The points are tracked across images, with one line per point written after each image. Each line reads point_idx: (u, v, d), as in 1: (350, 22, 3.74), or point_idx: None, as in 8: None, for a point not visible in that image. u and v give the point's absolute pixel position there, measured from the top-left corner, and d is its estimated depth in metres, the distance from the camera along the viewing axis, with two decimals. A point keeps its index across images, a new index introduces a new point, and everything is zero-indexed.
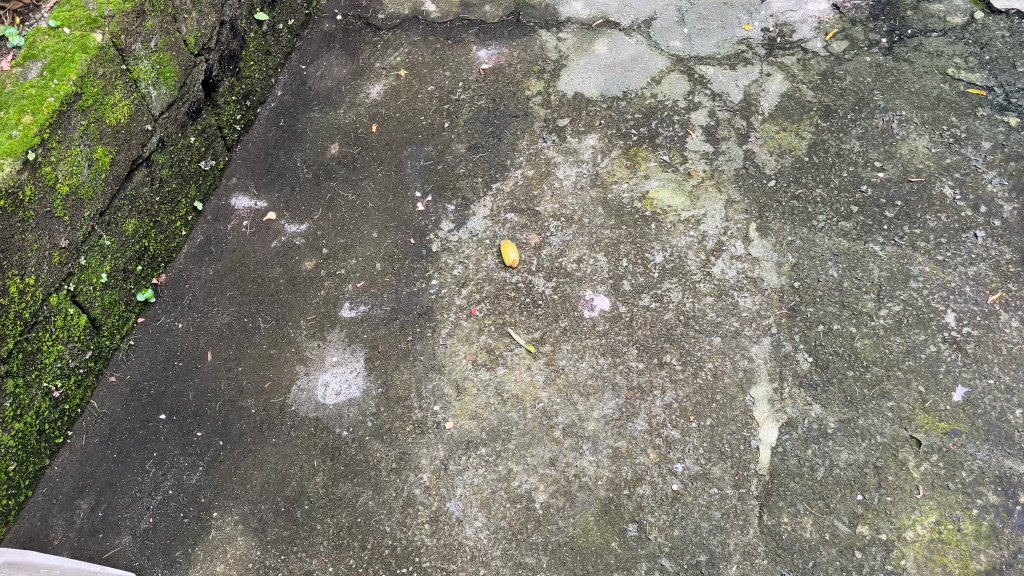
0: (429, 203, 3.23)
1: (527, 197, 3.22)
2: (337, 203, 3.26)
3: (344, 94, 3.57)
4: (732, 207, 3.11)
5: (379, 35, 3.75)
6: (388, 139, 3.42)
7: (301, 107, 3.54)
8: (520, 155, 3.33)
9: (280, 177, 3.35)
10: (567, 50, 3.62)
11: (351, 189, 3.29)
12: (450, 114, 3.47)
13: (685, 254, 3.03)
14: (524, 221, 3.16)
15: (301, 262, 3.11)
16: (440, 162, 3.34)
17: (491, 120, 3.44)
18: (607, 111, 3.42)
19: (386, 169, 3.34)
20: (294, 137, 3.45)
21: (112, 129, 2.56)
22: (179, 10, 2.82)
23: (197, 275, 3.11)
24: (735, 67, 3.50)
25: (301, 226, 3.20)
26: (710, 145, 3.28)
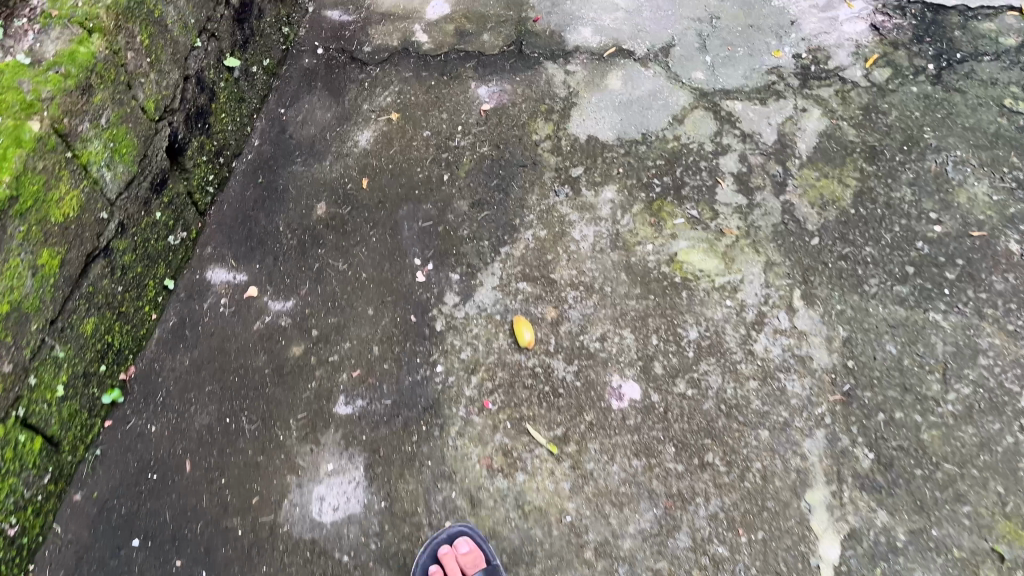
0: (431, 272, 2.87)
1: (542, 262, 2.86)
2: (325, 275, 2.89)
3: (329, 143, 3.18)
4: (772, 270, 2.77)
5: (366, 71, 3.34)
6: (382, 196, 3.04)
7: (282, 159, 3.16)
8: (530, 212, 2.97)
9: (261, 245, 2.97)
10: (577, 86, 3.23)
11: (342, 258, 2.92)
12: (451, 165, 3.09)
13: (723, 328, 2.68)
14: (539, 292, 2.80)
15: (288, 348, 2.76)
16: (442, 223, 2.97)
17: (495, 170, 3.06)
18: (625, 157, 3.04)
19: (380, 232, 2.97)
20: (275, 196, 3.07)
21: (60, 227, 2.19)
22: (134, 74, 2.40)
23: (172, 366, 2.75)
24: (766, 101, 3.12)
25: (286, 303, 2.84)
26: (744, 196, 2.92)
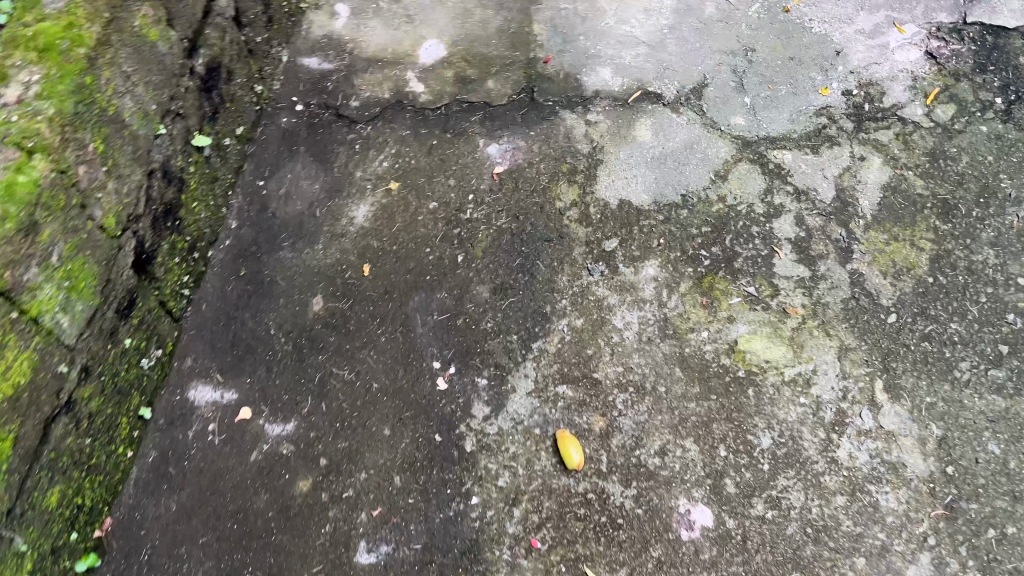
0: (454, 377, 2.47)
1: (582, 358, 2.47)
2: (330, 388, 2.48)
3: (320, 222, 2.74)
4: (848, 357, 2.41)
5: (355, 130, 2.90)
6: (387, 285, 2.62)
7: (266, 244, 2.71)
8: (562, 296, 2.57)
9: (251, 353, 2.54)
10: (602, 139, 2.82)
11: (347, 365, 2.51)
12: (465, 243, 2.67)
13: (800, 431, 2.33)
14: (582, 397, 2.41)
15: (294, 483, 2.36)
16: (461, 315, 2.56)
17: (517, 247, 2.65)
18: (665, 224, 2.65)
19: (390, 331, 2.55)
20: (261, 290, 2.63)
21: (9, 403, 1.79)
22: (88, 191, 2.02)
23: (156, 513, 2.32)
24: (818, 149, 2.74)
25: (287, 426, 2.43)
26: (805, 267, 2.55)
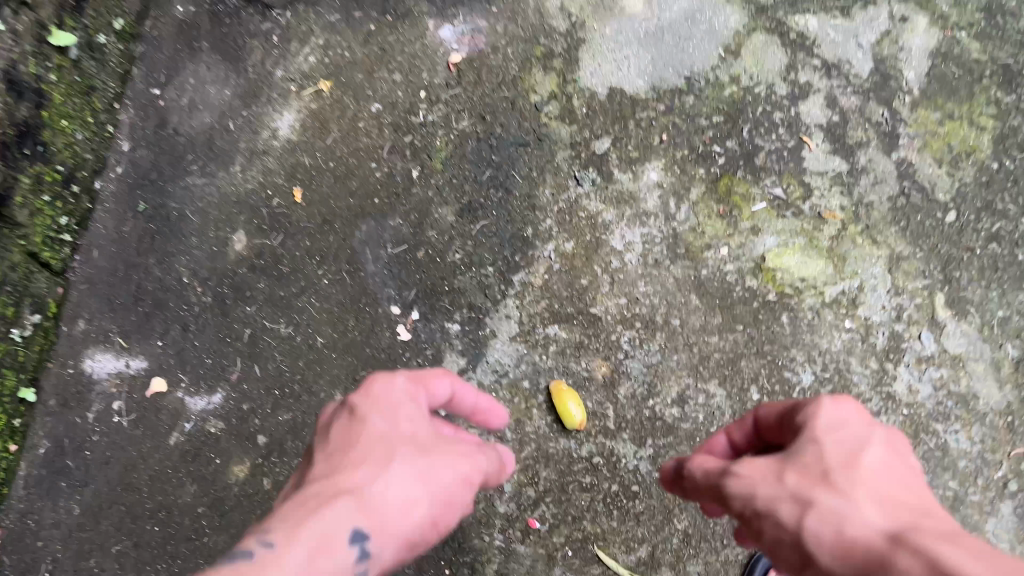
0: (418, 324, 1.99)
1: (575, 291, 1.99)
2: (263, 347, 1.98)
3: (236, 137, 2.17)
4: (900, 268, 1.97)
5: (270, 19, 2.27)
6: (325, 213, 2.09)
7: (169, 169, 2.14)
8: (546, 214, 2.06)
9: (160, 309, 2.02)
10: (581, 12, 2.24)
11: (283, 316, 2.01)
12: (420, 153, 2.14)
13: (848, 364, 1.90)
14: (578, 340, 1.95)
15: (228, 470, 1.89)
16: (421, 245, 2.05)
17: (485, 155, 2.12)
18: (667, 116, 2.13)
19: (334, 270, 2.04)
20: (167, 229, 2.09)
21: None
22: None
23: (57, 518, 1.86)
24: (849, 12, 2.20)
25: (214, 398, 1.94)
26: (842, 160, 2.07)
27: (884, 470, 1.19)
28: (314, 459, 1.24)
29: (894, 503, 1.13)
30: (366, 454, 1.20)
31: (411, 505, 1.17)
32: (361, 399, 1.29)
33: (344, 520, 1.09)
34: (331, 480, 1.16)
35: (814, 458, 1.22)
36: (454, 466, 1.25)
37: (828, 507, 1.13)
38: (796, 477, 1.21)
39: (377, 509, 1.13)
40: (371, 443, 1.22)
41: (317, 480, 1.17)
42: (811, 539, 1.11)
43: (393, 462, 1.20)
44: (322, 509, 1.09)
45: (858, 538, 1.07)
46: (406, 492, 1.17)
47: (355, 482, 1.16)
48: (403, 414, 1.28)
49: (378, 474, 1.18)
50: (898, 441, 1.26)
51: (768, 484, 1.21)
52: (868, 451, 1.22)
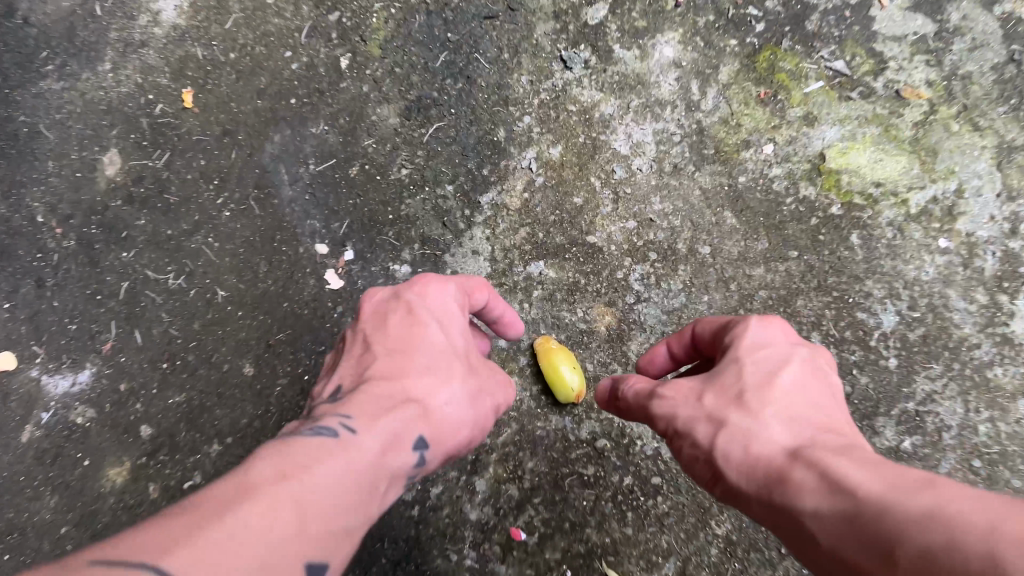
0: (354, 266, 1.46)
1: (565, 213, 1.46)
2: (145, 306, 1.46)
3: (103, 24, 1.60)
4: (1012, 164, 1.43)
5: None
6: (226, 121, 1.55)
7: (16, 70, 1.59)
8: (523, 110, 1.52)
9: (5, 259, 1.48)
10: None
11: (171, 262, 1.48)
12: (349, 36, 1.58)
13: (946, 298, 1.37)
14: (571, 280, 1.42)
15: (101, 474, 1.38)
16: (354, 158, 1.51)
17: (438, 34, 1.56)
18: None
19: (239, 199, 1.51)
20: (15, 150, 1.54)
21: None
22: None
23: None
24: None
25: (82, 377, 1.43)
26: (925, 19, 1.51)
27: (798, 385, 0.95)
28: (361, 343, 1.07)
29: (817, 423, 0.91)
30: (425, 352, 1.04)
31: (465, 424, 1.03)
32: (420, 292, 1.11)
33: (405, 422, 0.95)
34: (387, 375, 1.00)
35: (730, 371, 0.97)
36: (498, 393, 1.11)
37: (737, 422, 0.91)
38: (706, 388, 0.97)
39: (438, 419, 0.99)
40: (427, 343, 1.04)
41: (371, 372, 1.01)
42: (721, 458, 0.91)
43: (456, 368, 1.04)
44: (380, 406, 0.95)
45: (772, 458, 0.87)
46: (464, 407, 1.02)
47: (412, 387, 0.99)
48: (456, 323, 1.09)
49: (442, 381, 1.02)
50: (826, 354, 1.00)
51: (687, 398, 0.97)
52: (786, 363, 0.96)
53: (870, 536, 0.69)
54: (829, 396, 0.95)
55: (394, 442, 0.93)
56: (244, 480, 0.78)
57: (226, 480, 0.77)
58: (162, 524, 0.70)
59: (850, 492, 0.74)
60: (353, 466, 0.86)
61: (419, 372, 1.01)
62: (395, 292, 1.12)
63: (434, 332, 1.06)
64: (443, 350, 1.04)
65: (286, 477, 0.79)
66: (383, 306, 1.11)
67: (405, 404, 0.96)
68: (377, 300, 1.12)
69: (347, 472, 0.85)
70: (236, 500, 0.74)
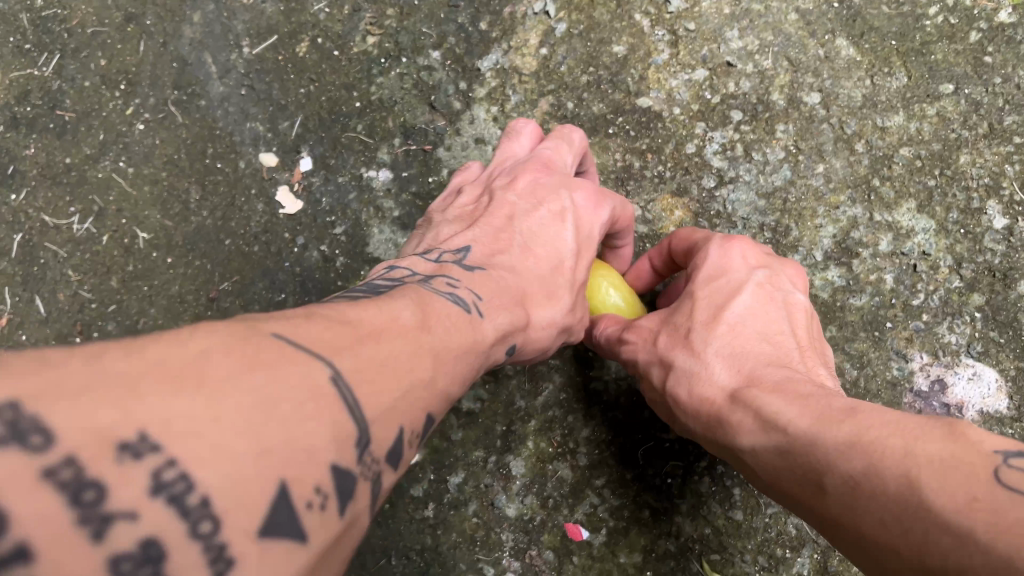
0: (318, 180, 1.05)
1: (603, 69, 1.01)
2: (45, 263, 1.07)
3: None
4: None
5: None
6: (126, 3, 1.12)
7: None
8: None
9: None
10: None
11: (74, 200, 1.09)
12: None
13: None
14: (621, 163, 0.98)
15: None
16: (302, 31, 1.09)
17: None
18: None
19: (155, 106, 1.10)
20: None
21: None
22: None
23: None
24: None
25: None
26: None
27: (758, 306, 0.74)
28: (502, 218, 0.77)
29: (780, 348, 0.71)
30: (552, 269, 0.74)
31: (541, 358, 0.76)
32: (585, 197, 0.79)
33: (520, 329, 0.67)
34: (508, 269, 0.72)
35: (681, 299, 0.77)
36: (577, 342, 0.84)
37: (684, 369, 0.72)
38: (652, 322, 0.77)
39: (537, 336, 0.72)
40: (558, 259, 0.75)
41: (496, 260, 0.72)
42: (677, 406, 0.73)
43: (575, 299, 0.76)
44: (508, 292, 0.68)
45: (716, 401, 0.68)
46: (548, 348, 0.75)
47: (533, 288, 0.72)
48: (593, 255, 0.79)
49: (557, 306, 0.73)
50: (787, 271, 0.78)
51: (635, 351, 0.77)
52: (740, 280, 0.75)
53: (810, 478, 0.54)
54: (797, 313, 0.75)
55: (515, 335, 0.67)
56: (387, 316, 0.51)
57: (361, 307, 0.51)
58: (287, 325, 0.43)
59: (786, 426, 0.58)
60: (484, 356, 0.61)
61: (538, 287, 0.72)
62: (560, 180, 0.81)
63: (570, 251, 0.76)
64: (576, 267, 0.77)
65: (433, 323, 0.55)
66: (541, 186, 0.80)
67: (523, 312, 0.68)
68: (539, 177, 0.81)
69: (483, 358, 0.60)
70: (383, 333, 0.48)
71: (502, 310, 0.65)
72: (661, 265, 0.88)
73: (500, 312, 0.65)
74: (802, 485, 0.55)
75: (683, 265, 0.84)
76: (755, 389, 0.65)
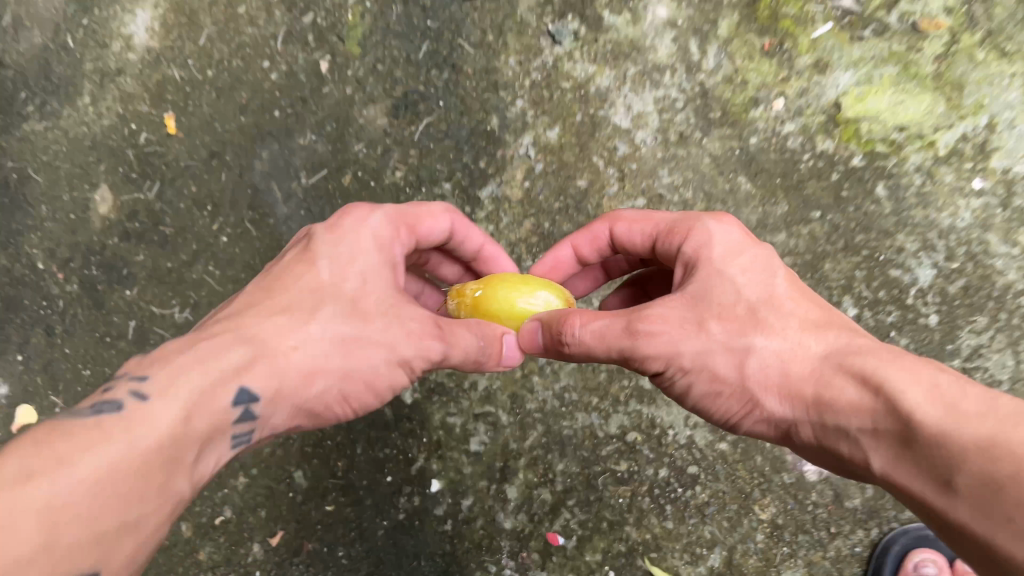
0: None
1: (570, 198, 1.41)
2: (155, 343, 1.46)
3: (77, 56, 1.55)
4: None
5: None
6: (211, 143, 1.50)
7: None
8: (514, 93, 1.44)
9: (14, 311, 1.49)
10: None
11: (175, 295, 1.47)
12: (326, 36, 1.49)
13: (990, 244, 1.32)
14: None
15: None
16: (346, 167, 1.47)
17: (418, 22, 1.48)
18: None
19: (236, 223, 1.48)
20: (8, 200, 1.53)
21: None
22: None
23: None
24: None
25: None
26: None
27: (789, 285, 0.91)
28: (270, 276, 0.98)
29: (824, 321, 0.88)
30: (299, 290, 0.91)
31: (330, 372, 0.87)
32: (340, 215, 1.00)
33: (220, 380, 0.80)
34: (245, 311, 0.88)
35: (719, 286, 0.90)
36: (430, 343, 0.92)
37: (761, 350, 0.86)
38: (687, 310, 0.88)
39: (283, 369, 0.85)
40: (311, 281, 0.92)
41: (238, 309, 0.90)
42: (756, 387, 0.86)
43: (337, 305, 0.90)
44: (213, 346, 0.82)
45: (809, 385, 0.82)
46: (330, 360, 0.87)
47: (262, 319, 0.87)
48: (368, 260, 0.95)
49: (307, 320, 0.88)
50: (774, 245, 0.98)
51: (687, 335, 0.88)
52: (763, 259, 0.92)
53: (936, 468, 0.67)
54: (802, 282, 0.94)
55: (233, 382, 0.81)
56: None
57: None
58: None
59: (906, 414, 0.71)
60: (143, 449, 0.71)
61: (275, 314, 0.88)
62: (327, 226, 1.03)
63: (323, 268, 0.93)
64: (334, 276, 0.93)
65: (48, 464, 0.66)
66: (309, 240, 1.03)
67: (232, 357, 0.82)
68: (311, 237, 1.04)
69: (144, 455, 0.71)
70: None
71: (192, 367, 0.79)
72: (592, 250, 1.15)
73: (183, 374, 0.78)
74: (928, 473, 0.68)
75: (625, 240, 1.09)
76: (851, 375, 0.79)
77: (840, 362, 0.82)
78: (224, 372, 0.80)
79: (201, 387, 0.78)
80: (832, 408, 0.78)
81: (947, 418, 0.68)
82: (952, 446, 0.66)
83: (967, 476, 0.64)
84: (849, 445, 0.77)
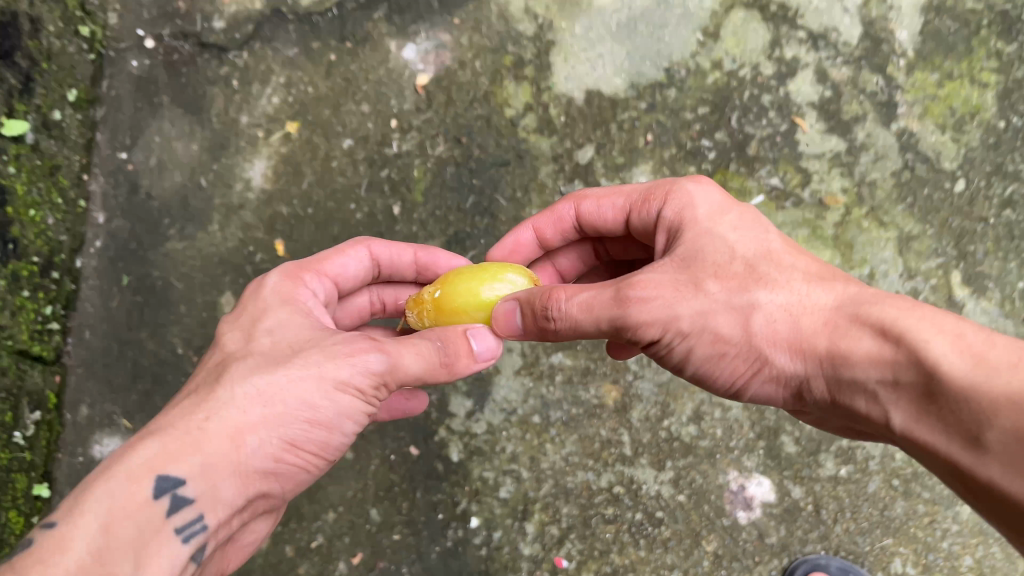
0: None
1: None
2: None
3: (210, 194, 2.10)
4: (912, 247, 1.96)
5: (228, 60, 2.15)
6: None
7: (148, 236, 2.08)
8: None
9: (160, 384, 2.00)
10: (548, 11, 2.14)
11: None
12: (398, 187, 2.06)
13: None
14: None
15: None
16: None
17: (467, 180, 2.05)
18: (650, 114, 2.06)
19: None
20: (155, 300, 2.04)
21: None
22: None
23: None
24: None
25: None
26: (839, 138, 2.02)
27: (784, 250, 1.25)
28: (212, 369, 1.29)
29: (818, 275, 1.22)
30: (213, 376, 1.21)
31: (253, 422, 1.15)
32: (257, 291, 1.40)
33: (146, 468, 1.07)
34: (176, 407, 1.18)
35: (719, 253, 1.24)
36: (343, 369, 1.20)
37: (770, 307, 1.18)
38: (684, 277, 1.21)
39: (205, 440, 1.11)
40: (222, 366, 1.22)
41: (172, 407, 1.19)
42: (768, 339, 1.17)
43: (243, 373, 1.19)
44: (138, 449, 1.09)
45: (824, 336, 1.13)
46: (248, 409, 1.15)
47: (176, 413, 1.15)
48: (269, 328, 1.26)
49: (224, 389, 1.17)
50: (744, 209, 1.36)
51: (701, 299, 1.19)
52: (749, 225, 1.29)
53: (957, 408, 0.97)
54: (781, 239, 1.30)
55: (153, 476, 1.07)
56: None
57: None
58: None
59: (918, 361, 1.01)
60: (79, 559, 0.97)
61: (192, 402, 1.17)
62: None
63: (239, 347, 1.24)
64: (239, 354, 1.23)
65: None
66: None
67: (156, 446, 1.10)
68: None
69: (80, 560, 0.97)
70: None
71: (118, 476, 1.06)
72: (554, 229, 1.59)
73: (113, 486, 1.05)
74: (954, 415, 0.98)
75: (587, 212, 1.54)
76: (862, 328, 1.10)
77: (843, 314, 1.14)
78: (143, 469, 1.07)
79: (125, 494, 1.05)
80: (845, 358, 1.09)
81: (976, 368, 0.97)
82: (983, 396, 0.94)
83: (997, 428, 0.93)
84: (862, 384, 1.08)
